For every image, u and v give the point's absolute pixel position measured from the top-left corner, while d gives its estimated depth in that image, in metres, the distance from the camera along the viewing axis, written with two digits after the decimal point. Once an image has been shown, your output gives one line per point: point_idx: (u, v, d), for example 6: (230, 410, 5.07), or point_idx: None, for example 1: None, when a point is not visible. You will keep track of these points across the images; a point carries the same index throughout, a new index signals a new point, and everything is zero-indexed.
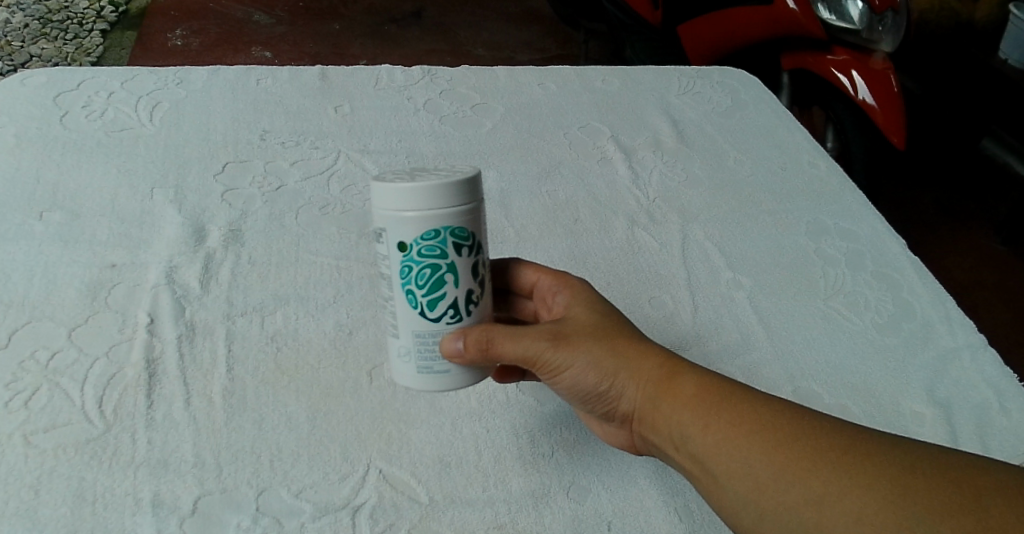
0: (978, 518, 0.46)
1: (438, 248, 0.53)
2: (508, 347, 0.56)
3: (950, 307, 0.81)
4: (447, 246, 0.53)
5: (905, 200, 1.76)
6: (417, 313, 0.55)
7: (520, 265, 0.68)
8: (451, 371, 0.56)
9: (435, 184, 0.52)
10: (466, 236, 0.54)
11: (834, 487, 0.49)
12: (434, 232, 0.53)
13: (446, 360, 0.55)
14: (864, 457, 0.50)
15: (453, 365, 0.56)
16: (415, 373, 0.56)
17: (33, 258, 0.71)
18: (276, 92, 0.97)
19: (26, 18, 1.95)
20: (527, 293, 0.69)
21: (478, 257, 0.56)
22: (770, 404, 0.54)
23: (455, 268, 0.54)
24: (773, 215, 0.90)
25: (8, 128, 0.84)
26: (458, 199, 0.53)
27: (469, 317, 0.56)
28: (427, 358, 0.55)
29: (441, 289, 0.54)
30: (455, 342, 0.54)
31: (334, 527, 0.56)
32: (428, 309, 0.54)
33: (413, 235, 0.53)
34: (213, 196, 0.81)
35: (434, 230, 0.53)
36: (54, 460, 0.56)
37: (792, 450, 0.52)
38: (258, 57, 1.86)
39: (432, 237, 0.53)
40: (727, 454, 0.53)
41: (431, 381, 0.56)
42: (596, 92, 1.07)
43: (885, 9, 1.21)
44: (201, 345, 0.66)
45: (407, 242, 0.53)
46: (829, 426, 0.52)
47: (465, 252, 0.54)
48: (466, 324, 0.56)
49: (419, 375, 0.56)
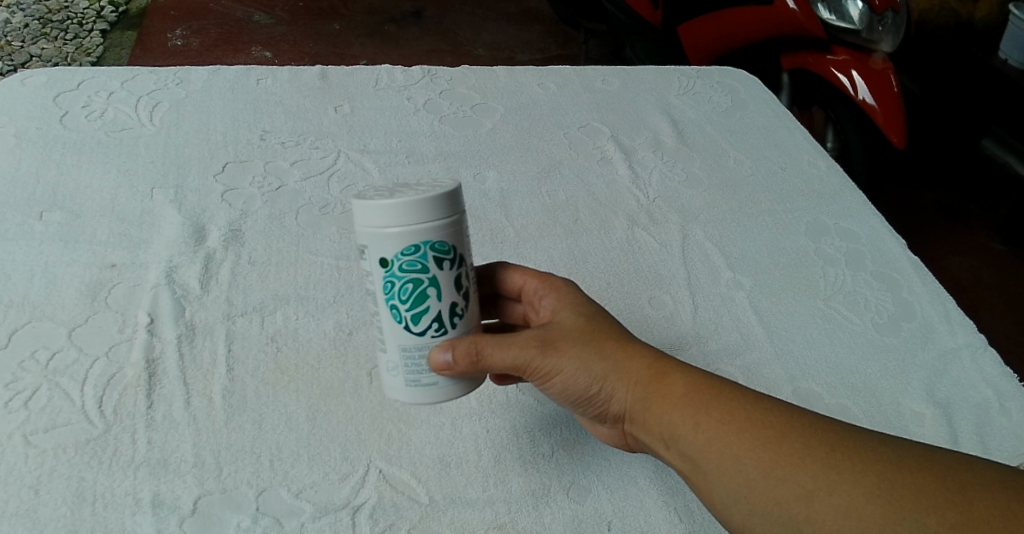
0: (965, 511, 0.46)
1: (418, 263, 0.53)
2: (497, 357, 0.56)
3: (950, 306, 0.81)
4: (428, 261, 0.54)
5: (906, 200, 1.76)
6: (401, 328, 0.55)
7: (506, 268, 0.68)
8: (438, 383, 0.55)
9: (411, 200, 0.52)
10: (447, 249, 0.54)
11: (824, 483, 0.49)
12: (415, 247, 0.53)
13: (433, 373, 0.55)
14: (853, 453, 0.50)
15: (441, 378, 0.55)
16: (403, 386, 0.56)
17: (32, 258, 0.71)
18: (277, 91, 0.97)
19: (26, 18, 1.95)
20: (516, 296, 0.69)
21: (461, 269, 0.56)
22: (761, 401, 0.54)
23: (436, 286, 0.54)
24: (773, 215, 0.90)
25: (8, 129, 0.84)
26: (435, 215, 0.53)
27: (454, 329, 0.56)
28: (414, 371, 0.55)
29: (425, 303, 0.54)
30: (443, 354, 0.54)
31: (334, 527, 0.56)
32: (414, 323, 0.54)
33: (395, 251, 0.53)
34: (213, 196, 0.81)
35: (415, 245, 0.53)
36: (54, 460, 0.56)
37: (782, 447, 0.52)
38: (258, 57, 1.86)
39: (412, 253, 0.53)
40: (719, 452, 0.53)
41: (418, 394, 0.55)
42: (596, 92, 1.07)
43: (885, 9, 1.21)
44: (201, 345, 0.66)
45: (388, 257, 0.53)
46: (818, 424, 0.52)
47: (447, 265, 0.55)
48: (454, 336, 0.56)
49: (407, 388, 0.55)
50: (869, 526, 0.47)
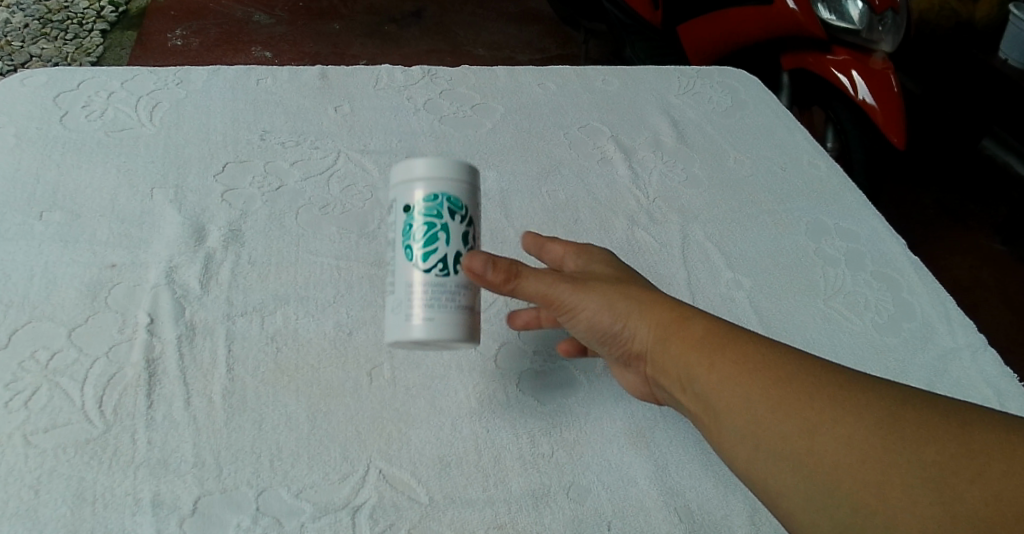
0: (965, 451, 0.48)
1: (435, 210, 0.59)
2: (529, 281, 0.60)
3: (950, 306, 0.81)
4: (443, 210, 0.59)
5: (906, 199, 1.76)
6: (410, 264, 0.58)
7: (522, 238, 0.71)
8: (456, 310, 0.57)
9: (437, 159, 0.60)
10: (461, 207, 0.60)
11: (830, 420, 0.52)
12: (432, 193, 0.59)
13: (458, 294, 0.57)
14: (861, 396, 0.52)
15: (461, 304, 0.57)
16: (421, 317, 0.56)
17: (32, 258, 0.71)
18: (276, 92, 0.97)
19: (26, 18, 1.94)
20: None
21: (470, 226, 0.61)
22: (772, 348, 0.57)
23: (447, 232, 0.59)
24: (773, 215, 0.90)
25: (8, 129, 0.84)
26: (455, 174, 0.60)
27: (476, 255, 0.60)
28: (434, 298, 0.57)
29: (434, 244, 0.58)
30: (476, 265, 0.58)
31: (334, 527, 0.56)
32: (422, 260, 0.58)
33: (416, 197, 0.59)
34: (213, 196, 0.81)
35: (434, 194, 0.59)
36: (55, 460, 0.56)
37: (793, 387, 0.54)
38: (258, 57, 1.87)
39: (431, 199, 0.59)
40: (731, 392, 0.55)
41: (436, 321, 0.56)
42: (596, 92, 1.07)
43: (885, 9, 1.21)
44: (201, 345, 0.66)
45: (410, 204, 0.60)
46: (827, 369, 0.55)
47: (458, 219, 0.60)
48: (477, 257, 0.60)
49: (424, 317, 0.56)
50: (872, 460, 0.49)
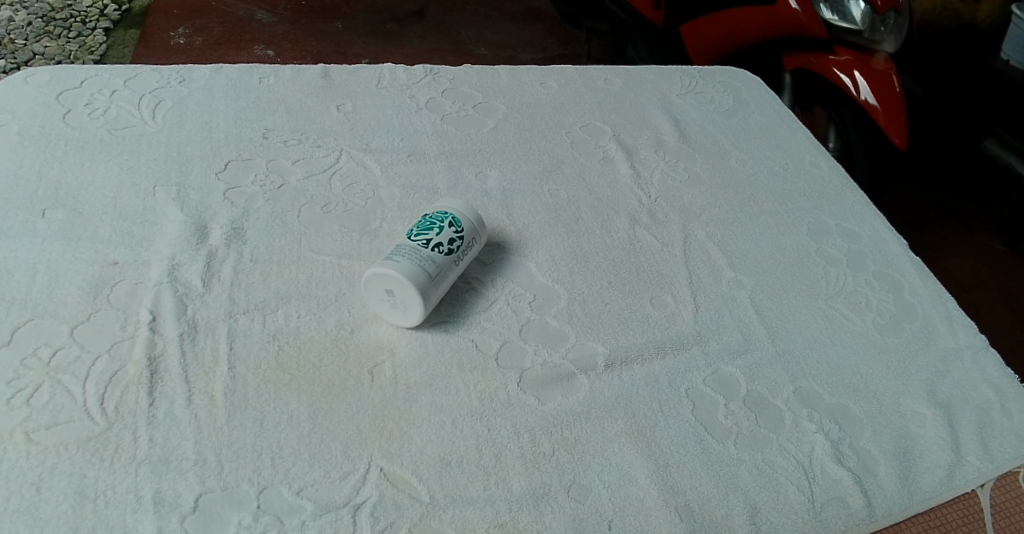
0: None
1: (434, 228, 0.72)
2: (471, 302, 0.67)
3: (951, 307, 0.81)
4: (438, 232, 0.72)
5: (908, 199, 1.76)
6: (373, 272, 0.68)
7: None
8: (406, 314, 0.70)
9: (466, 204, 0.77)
10: (450, 241, 0.72)
11: None
12: (444, 211, 0.75)
13: (404, 306, 0.69)
14: None
15: (409, 313, 0.69)
16: (383, 309, 0.70)
17: (34, 255, 0.71)
18: (279, 90, 0.97)
19: (29, 15, 1.94)
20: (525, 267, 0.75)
21: (433, 259, 0.70)
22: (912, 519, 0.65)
23: (440, 232, 0.72)
24: (774, 215, 0.90)
25: (11, 126, 0.84)
26: (471, 219, 0.76)
27: (414, 289, 0.68)
28: (391, 302, 0.69)
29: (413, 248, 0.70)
30: (414, 293, 0.68)
31: (335, 526, 0.56)
32: (383, 264, 0.68)
33: (429, 215, 0.75)
34: (215, 194, 0.81)
35: (447, 215, 0.75)
36: (56, 457, 0.57)
37: None
38: (260, 56, 1.87)
39: (443, 217, 0.74)
40: None
41: (390, 315, 0.70)
42: (598, 91, 1.07)
43: (888, 9, 1.21)
44: (203, 343, 0.66)
45: (424, 218, 0.74)
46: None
47: (437, 250, 0.71)
48: (412, 289, 0.68)
49: (388, 310, 0.70)
50: None
